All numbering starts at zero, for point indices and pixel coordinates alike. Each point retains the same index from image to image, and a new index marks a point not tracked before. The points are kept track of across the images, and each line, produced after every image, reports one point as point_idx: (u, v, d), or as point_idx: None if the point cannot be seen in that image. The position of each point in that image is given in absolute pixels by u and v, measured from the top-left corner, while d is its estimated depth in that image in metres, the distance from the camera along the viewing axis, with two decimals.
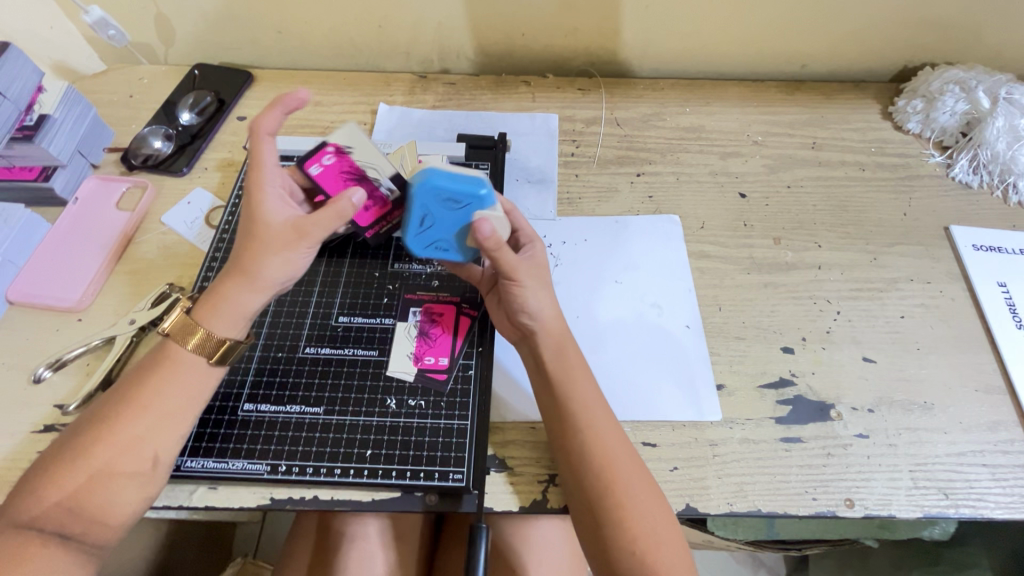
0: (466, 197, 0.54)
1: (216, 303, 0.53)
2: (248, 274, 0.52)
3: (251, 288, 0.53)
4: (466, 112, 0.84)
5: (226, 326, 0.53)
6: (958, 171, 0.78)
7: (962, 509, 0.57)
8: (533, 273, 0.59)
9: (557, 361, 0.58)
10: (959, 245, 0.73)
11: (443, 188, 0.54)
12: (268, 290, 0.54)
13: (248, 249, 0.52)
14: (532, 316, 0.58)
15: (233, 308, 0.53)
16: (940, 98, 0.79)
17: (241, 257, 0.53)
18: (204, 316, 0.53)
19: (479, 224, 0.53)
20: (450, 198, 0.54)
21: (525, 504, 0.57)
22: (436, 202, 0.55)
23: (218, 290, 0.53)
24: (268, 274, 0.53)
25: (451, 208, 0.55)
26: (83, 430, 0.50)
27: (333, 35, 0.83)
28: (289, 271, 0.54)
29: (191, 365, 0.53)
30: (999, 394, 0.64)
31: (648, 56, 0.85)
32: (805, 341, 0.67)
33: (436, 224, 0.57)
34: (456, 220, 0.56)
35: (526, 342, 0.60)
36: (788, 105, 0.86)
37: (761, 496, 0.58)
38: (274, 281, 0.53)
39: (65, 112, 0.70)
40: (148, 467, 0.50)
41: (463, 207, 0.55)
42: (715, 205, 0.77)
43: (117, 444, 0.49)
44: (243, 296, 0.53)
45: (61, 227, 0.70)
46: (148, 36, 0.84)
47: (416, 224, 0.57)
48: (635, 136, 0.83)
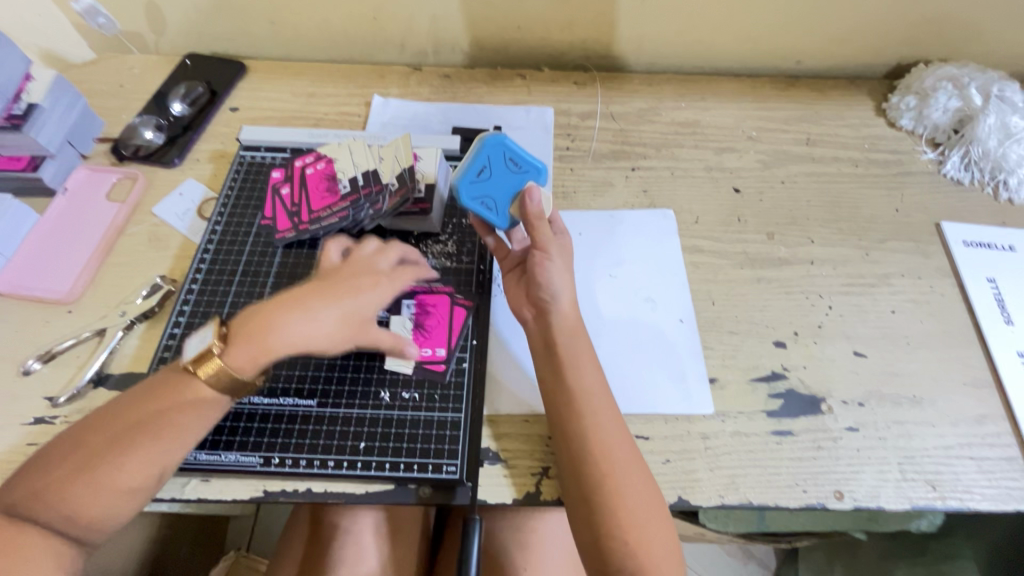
0: (527, 163, 0.62)
1: (244, 334, 0.52)
2: (272, 330, 0.51)
3: (279, 337, 0.51)
4: (461, 105, 0.83)
5: (245, 363, 0.51)
6: (950, 168, 0.79)
7: (949, 501, 0.58)
8: (561, 253, 0.61)
9: (569, 346, 0.58)
10: (950, 241, 0.74)
11: (510, 148, 0.62)
12: (277, 349, 0.51)
13: (279, 304, 0.53)
14: (552, 295, 0.59)
15: (263, 343, 0.51)
16: (933, 95, 0.79)
17: (274, 307, 0.53)
18: (234, 349, 0.51)
19: (531, 187, 0.60)
20: (513, 159, 0.62)
21: (519, 496, 0.57)
22: (500, 159, 0.62)
23: (257, 321, 0.52)
24: (286, 339, 0.51)
25: (511, 168, 0.62)
26: (92, 443, 0.48)
27: (327, 26, 0.83)
28: (303, 334, 0.52)
29: (205, 397, 0.51)
30: (987, 389, 0.64)
31: (643, 50, 0.85)
32: (797, 336, 0.68)
33: (491, 178, 0.62)
34: (511, 181, 0.62)
35: (540, 327, 0.60)
36: (782, 101, 0.86)
37: (752, 488, 0.59)
38: (282, 343, 0.51)
39: (54, 101, 0.69)
40: (150, 485, 0.49)
41: (521, 171, 0.62)
42: (709, 200, 0.77)
43: (125, 464, 0.48)
44: (270, 339, 0.51)
45: (50, 217, 0.69)
46: (138, 25, 0.83)
47: (472, 173, 0.61)
48: (630, 130, 0.83)
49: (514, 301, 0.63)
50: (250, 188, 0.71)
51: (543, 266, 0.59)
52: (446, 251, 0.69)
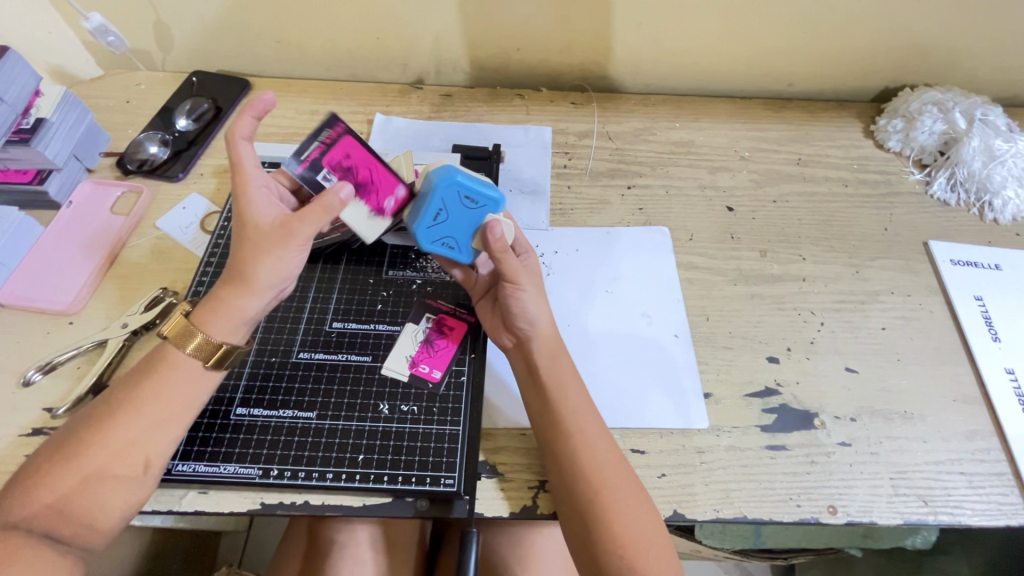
0: (484, 198, 0.57)
1: (212, 308, 0.53)
2: (241, 278, 0.53)
3: (249, 292, 0.53)
4: (461, 123, 0.85)
5: (221, 329, 0.54)
6: (937, 189, 0.81)
7: (941, 516, 0.59)
8: (530, 279, 0.61)
9: (549, 368, 0.59)
10: (938, 260, 0.75)
11: (465, 185, 0.56)
12: (264, 293, 0.54)
13: (239, 255, 0.53)
14: (530, 322, 0.59)
15: (229, 311, 0.54)
16: (919, 118, 0.82)
17: (235, 260, 0.53)
18: (201, 320, 0.53)
19: (492, 226, 0.57)
20: (469, 197, 0.56)
21: (515, 510, 0.58)
22: (456, 199, 0.57)
23: (215, 296, 0.54)
24: (260, 276, 0.53)
25: (467, 207, 0.57)
26: (74, 435, 0.50)
27: (331, 45, 0.84)
28: (283, 271, 0.54)
29: (185, 369, 0.53)
30: (976, 405, 0.66)
31: (639, 72, 0.88)
32: (790, 351, 0.69)
33: (448, 220, 0.58)
34: (468, 219, 0.58)
35: (521, 350, 0.61)
36: (774, 122, 0.88)
37: (746, 502, 0.59)
38: (266, 284, 0.54)
39: (61, 116, 0.70)
40: (140, 471, 0.50)
41: (478, 208, 0.57)
42: (703, 218, 0.79)
43: (109, 448, 0.49)
44: (239, 299, 0.53)
45: (53, 230, 0.70)
46: (146, 42, 0.85)
47: (429, 218, 0.58)
48: (626, 149, 0.85)
49: (491, 328, 0.64)
50: None
51: (514, 298, 0.59)
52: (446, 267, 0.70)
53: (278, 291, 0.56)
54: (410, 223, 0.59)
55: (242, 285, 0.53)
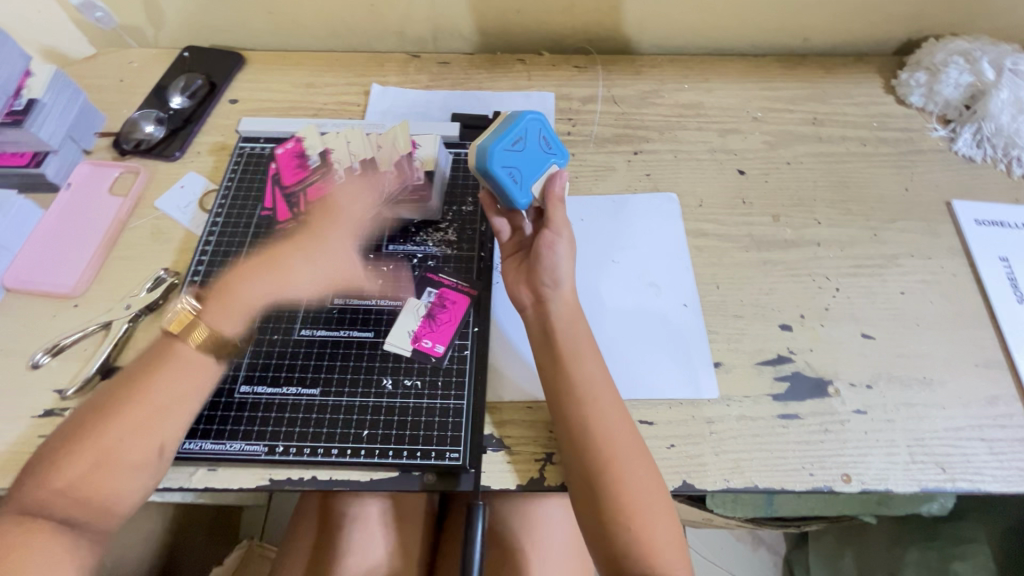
0: (556, 147, 0.61)
1: (227, 298, 0.56)
2: (272, 266, 0.59)
3: (270, 287, 0.59)
4: (460, 91, 0.82)
5: (233, 324, 0.56)
6: (961, 145, 0.77)
7: (959, 483, 0.57)
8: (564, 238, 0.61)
9: (564, 335, 0.57)
10: (961, 220, 0.72)
11: (548, 128, 0.60)
12: (282, 294, 0.60)
13: (280, 247, 0.61)
14: (555, 282, 0.59)
15: (244, 301, 0.57)
16: (944, 70, 0.77)
17: (274, 258, 0.60)
18: (216, 311, 0.56)
19: (556, 174, 0.61)
20: (546, 140, 0.60)
21: (523, 482, 0.57)
22: (535, 136, 0.59)
23: (231, 288, 0.57)
24: (294, 275, 0.60)
25: (543, 147, 0.60)
26: (84, 420, 0.50)
27: (324, 14, 0.82)
28: (307, 281, 0.62)
29: (190, 357, 0.54)
30: (999, 369, 0.63)
31: (646, 31, 0.84)
32: (803, 318, 0.67)
33: (523, 151, 0.58)
34: (538, 160, 0.60)
35: (537, 312, 0.60)
36: (788, 80, 0.84)
37: (758, 472, 0.58)
38: (289, 288, 0.60)
39: (54, 97, 0.69)
40: (154, 456, 0.51)
41: (549, 152, 0.61)
42: (714, 183, 0.76)
43: (120, 433, 0.49)
44: (259, 295, 0.58)
45: (55, 213, 0.69)
46: (137, 18, 0.83)
47: (509, 139, 0.57)
48: (632, 114, 0.81)
49: (512, 284, 0.62)
50: (252, 179, 0.72)
51: (551, 246, 0.59)
52: (446, 239, 0.69)
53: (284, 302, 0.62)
54: (486, 141, 0.56)
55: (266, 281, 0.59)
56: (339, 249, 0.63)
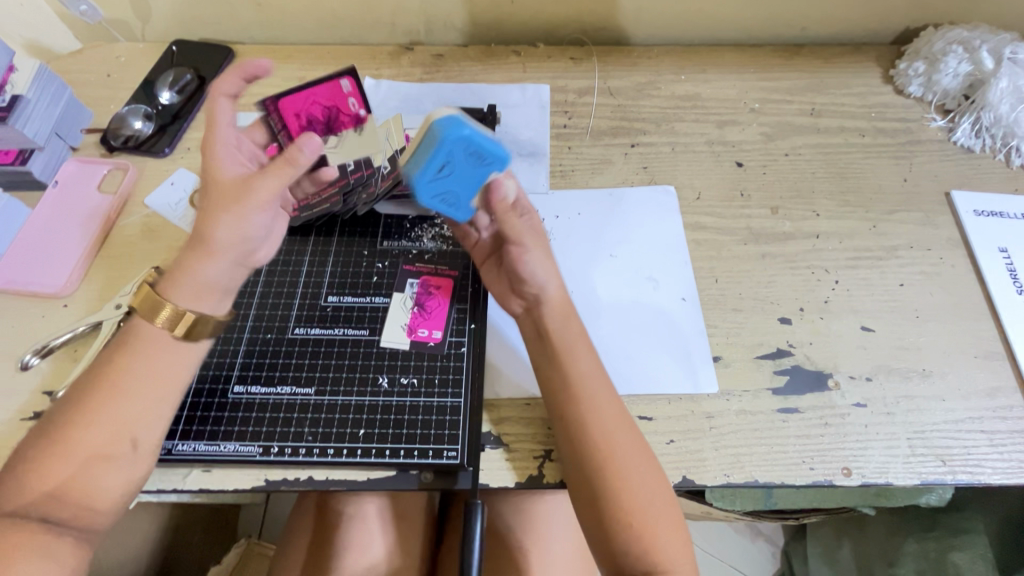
0: (493, 156, 0.51)
1: (175, 276, 0.53)
2: (202, 243, 0.52)
3: (212, 256, 0.52)
4: (454, 84, 0.81)
5: (187, 296, 0.53)
6: (960, 135, 0.76)
7: (959, 476, 0.57)
8: (538, 241, 0.59)
9: (562, 332, 0.57)
10: (960, 211, 0.71)
11: (476, 142, 0.49)
12: (228, 255, 0.53)
13: (202, 216, 0.52)
14: (539, 288, 0.58)
15: (195, 277, 0.53)
16: (943, 59, 0.76)
17: (196, 224, 0.53)
18: (167, 288, 0.52)
19: (497, 185, 0.57)
20: (477, 153, 0.50)
21: (522, 480, 0.57)
22: (462, 155, 0.50)
23: (180, 265, 0.53)
24: (219, 236, 0.52)
25: (475, 163, 0.51)
26: (58, 416, 0.49)
27: (314, 6, 0.80)
28: (241, 233, 0.53)
29: (159, 342, 0.52)
30: (998, 360, 0.63)
31: (642, 21, 0.83)
32: (802, 312, 0.66)
33: (453, 173, 0.52)
34: (473, 175, 0.53)
35: (530, 316, 0.59)
36: (786, 71, 0.83)
37: (758, 467, 0.58)
38: (226, 245, 0.52)
39: (38, 93, 0.68)
40: (128, 450, 0.49)
41: (486, 164, 0.52)
42: (712, 175, 0.75)
43: (93, 428, 0.48)
44: (201, 264, 0.52)
45: (42, 211, 0.68)
46: (123, 12, 0.81)
47: (431, 169, 0.51)
48: (629, 106, 0.80)
49: (499, 294, 0.61)
50: None
51: (519, 258, 0.58)
52: (443, 234, 0.68)
53: (245, 257, 0.54)
54: (409, 171, 0.52)
55: (203, 249, 0.52)
56: (267, 201, 0.52)
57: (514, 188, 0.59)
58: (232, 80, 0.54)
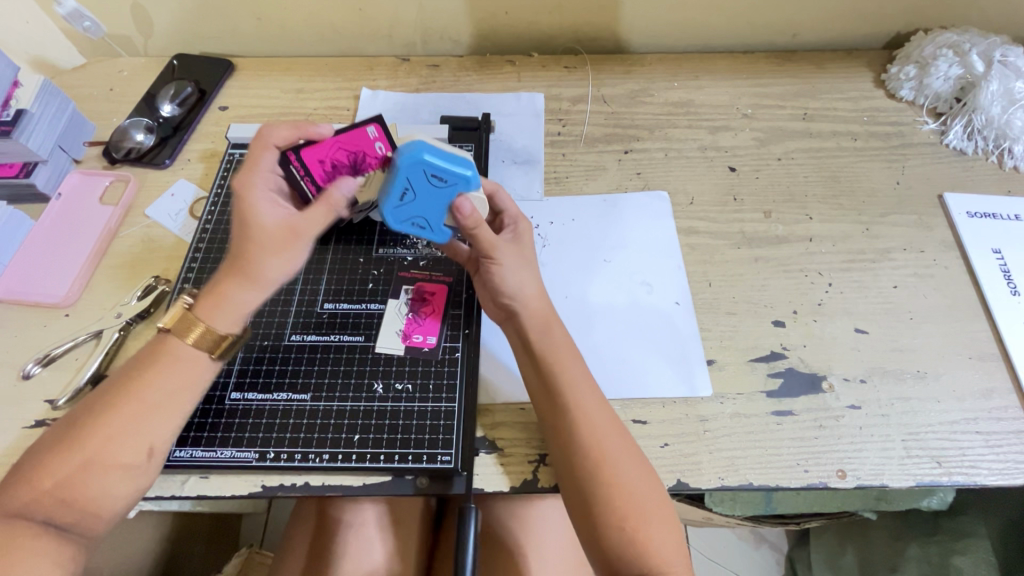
0: (453, 175, 0.54)
1: (217, 302, 0.53)
2: (247, 275, 0.52)
3: (252, 287, 0.53)
4: (450, 94, 0.83)
5: (228, 322, 0.53)
6: (952, 138, 0.77)
7: (955, 477, 0.57)
8: (513, 252, 0.59)
9: (544, 342, 0.57)
10: (953, 213, 0.72)
11: (430, 163, 0.53)
12: (267, 289, 0.54)
13: (244, 250, 0.52)
14: (511, 296, 0.58)
15: (233, 306, 0.53)
16: (933, 63, 0.77)
17: (238, 256, 0.53)
18: (208, 312, 0.53)
19: (460, 205, 0.54)
20: (435, 175, 0.53)
21: (515, 484, 0.57)
22: (421, 177, 0.54)
23: (217, 289, 0.53)
24: (268, 273, 0.53)
25: (435, 185, 0.54)
26: (74, 423, 0.50)
27: (312, 20, 0.82)
28: (289, 269, 0.54)
29: (189, 359, 0.53)
30: (993, 361, 0.63)
31: (635, 30, 0.84)
32: (796, 315, 0.66)
33: (418, 199, 0.55)
34: (437, 198, 0.55)
35: (510, 324, 0.60)
36: (778, 76, 0.84)
37: (752, 469, 0.58)
38: (272, 281, 0.54)
39: (42, 107, 0.69)
40: (142, 459, 0.50)
41: (448, 185, 0.54)
42: (705, 180, 0.76)
43: (111, 437, 0.49)
44: (244, 295, 0.53)
45: (45, 222, 0.69)
46: (126, 28, 0.83)
47: (395, 199, 0.55)
48: (622, 113, 0.81)
49: (483, 302, 0.63)
50: None
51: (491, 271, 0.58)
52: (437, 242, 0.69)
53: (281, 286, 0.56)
54: (379, 201, 0.56)
55: (246, 280, 0.53)
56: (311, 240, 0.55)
57: (485, 204, 0.57)
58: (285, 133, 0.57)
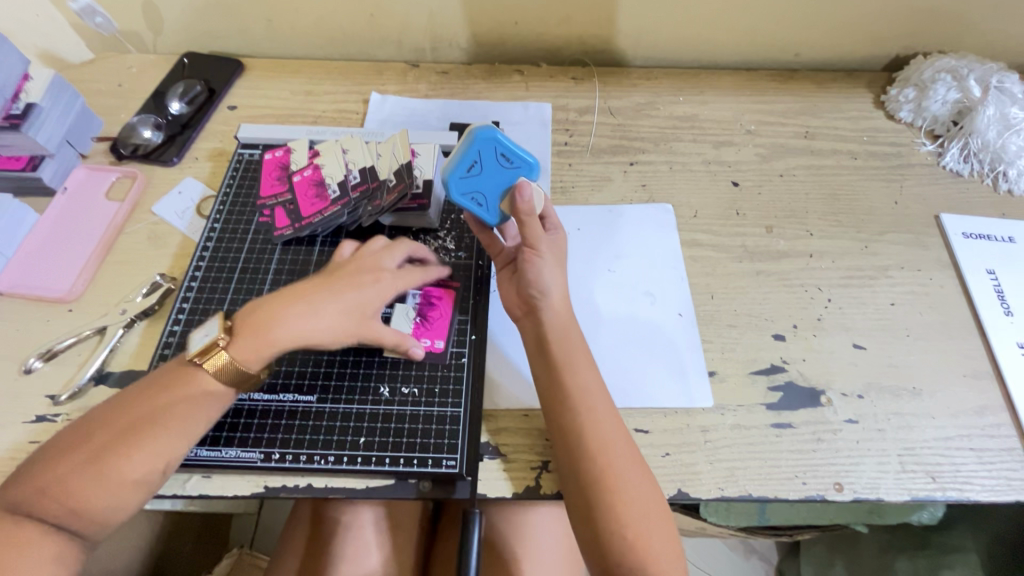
0: (519, 159, 0.58)
1: (255, 328, 0.53)
2: (304, 303, 0.55)
3: (298, 317, 0.54)
4: (459, 101, 0.83)
5: (257, 360, 0.53)
6: (949, 159, 0.79)
7: (949, 492, 0.58)
8: (552, 251, 0.61)
9: (562, 343, 0.58)
10: (949, 233, 0.73)
11: (503, 143, 0.58)
12: (301, 333, 0.54)
13: (318, 287, 0.56)
14: (543, 291, 0.59)
15: (269, 337, 0.53)
16: (932, 86, 0.79)
17: (294, 290, 0.56)
18: (240, 343, 0.53)
19: (522, 186, 0.57)
20: (505, 155, 0.58)
21: (519, 490, 0.57)
22: (492, 155, 0.58)
23: (268, 316, 0.54)
24: (317, 309, 0.55)
25: (502, 165, 0.59)
26: (92, 437, 0.49)
27: (324, 23, 0.83)
28: (331, 320, 0.55)
29: (214, 394, 0.53)
30: (986, 379, 0.64)
31: (642, 44, 0.85)
32: (796, 328, 0.68)
33: (480, 174, 0.59)
34: (501, 177, 0.59)
35: (530, 321, 0.60)
36: (781, 94, 0.86)
37: (751, 480, 0.59)
38: (307, 328, 0.54)
39: (52, 101, 0.69)
40: (158, 478, 0.50)
41: (513, 167, 0.59)
42: (708, 194, 0.77)
43: (133, 458, 0.48)
44: (288, 324, 0.54)
45: (49, 217, 0.69)
46: (136, 24, 0.83)
47: (462, 169, 0.59)
48: (628, 125, 0.82)
49: (506, 298, 0.63)
50: (250, 184, 0.72)
51: (530, 263, 0.59)
52: (444, 248, 0.69)
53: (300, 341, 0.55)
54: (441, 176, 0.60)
55: (299, 309, 0.55)
56: (374, 307, 0.58)
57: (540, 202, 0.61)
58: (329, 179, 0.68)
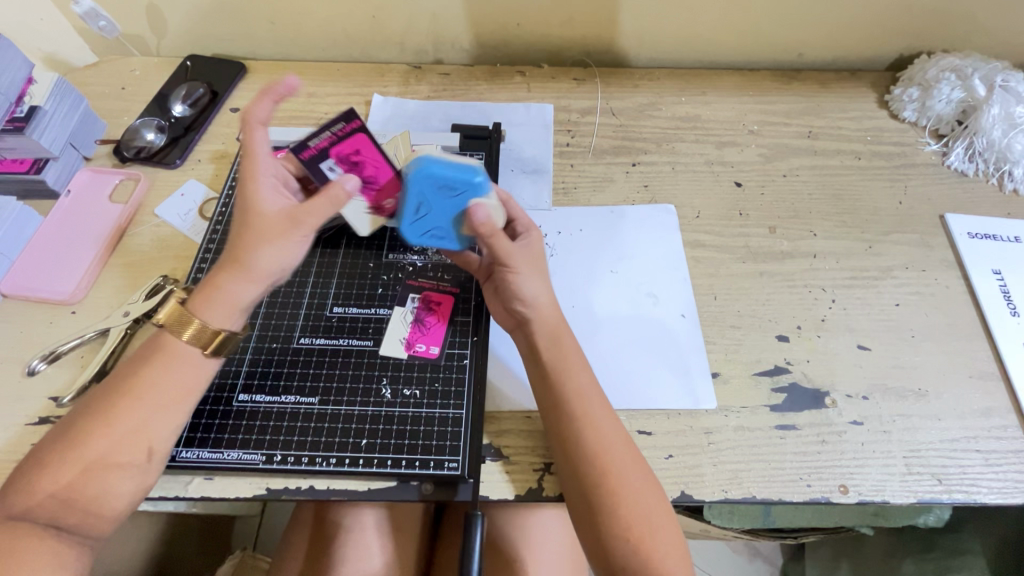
0: (462, 182, 0.55)
1: (210, 294, 0.52)
2: (239, 265, 0.52)
3: (246, 279, 0.52)
4: (460, 102, 0.83)
5: (222, 316, 0.53)
6: (954, 159, 0.78)
7: (955, 495, 0.58)
8: (527, 261, 0.59)
9: (553, 350, 0.57)
10: (954, 233, 0.73)
11: (439, 176, 0.55)
12: (262, 280, 0.53)
13: (241, 238, 0.52)
14: (526, 303, 0.58)
15: (228, 297, 0.53)
16: (936, 86, 0.78)
17: (234, 247, 0.53)
18: (198, 306, 0.52)
19: (474, 211, 0.55)
20: (445, 185, 0.55)
21: (520, 493, 0.57)
22: (432, 190, 0.56)
23: (211, 281, 0.53)
24: (260, 263, 0.52)
25: (445, 195, 0.56)
26: (77, 422, 0.50)
27: (327, 26, 0.83)
28: (281, 260, 0.53)
29: (185, 357, 0.52)
30: (993, 380, 0.64)
31: (644, 45, 0.85)
32: (800, 329, 0.67)
33: (431, 211, 0.57)
34: (449, 207, 0.57)
35: (521, 331, 0.60)
36: (784, 94, 0.86)
37: (755, 483, 0.58)
38: (266, 272, 0.53)
39: (55, 104, 0.69)
40: (142, 459, 0.50)
41: (457, 194, 0.56)
42: (710, 194, 0.77)
43: (114, 437, 0.49)
44: (236, 285, 0.52)
45: (53, 219, 0.69)
46: (140, 27, 0.83)
47: (412, 212, 0.58)
48: (630, 126, 0.82)
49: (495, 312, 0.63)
50: None
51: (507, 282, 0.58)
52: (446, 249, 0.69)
53: (275, 280, 0.55)
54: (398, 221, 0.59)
55: (239, 270, 0.52)
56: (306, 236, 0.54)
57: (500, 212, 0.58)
58: (266, 108, 0.55)
